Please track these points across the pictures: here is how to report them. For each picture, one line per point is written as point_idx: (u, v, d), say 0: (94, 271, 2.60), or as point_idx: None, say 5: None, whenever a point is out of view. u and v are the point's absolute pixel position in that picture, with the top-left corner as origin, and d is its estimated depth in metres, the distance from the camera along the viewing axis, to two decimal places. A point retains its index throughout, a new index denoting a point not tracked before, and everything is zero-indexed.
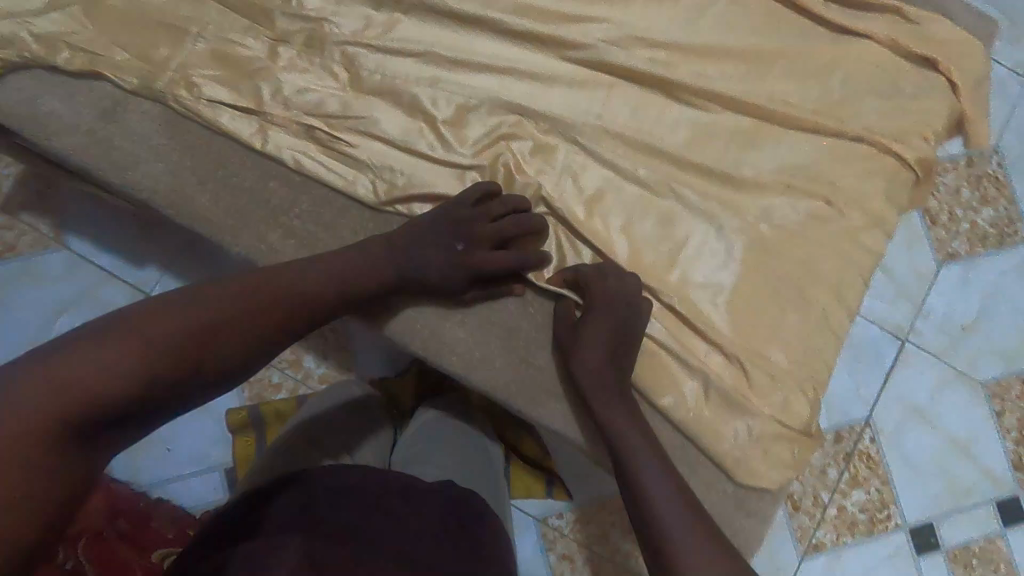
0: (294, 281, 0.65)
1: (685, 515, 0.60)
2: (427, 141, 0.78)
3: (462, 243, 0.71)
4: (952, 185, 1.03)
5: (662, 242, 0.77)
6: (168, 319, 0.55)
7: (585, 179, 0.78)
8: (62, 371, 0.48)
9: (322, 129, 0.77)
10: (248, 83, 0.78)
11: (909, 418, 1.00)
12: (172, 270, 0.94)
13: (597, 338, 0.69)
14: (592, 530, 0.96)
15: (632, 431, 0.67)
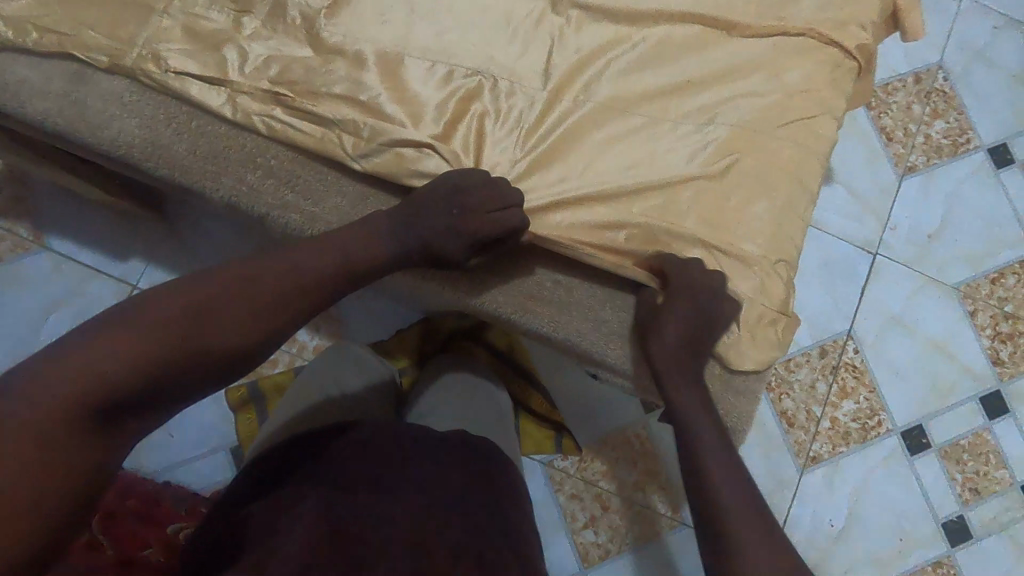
0: (313, 260, 0.58)
1: (746, 508, 0.51)
2: (390, 87, 0.66)
3: (456, 210, 0.61)
4: (903, 103, 1.12)
5: (641, 175, 0.66)
6: (171, 300, 0.51)
7: (555, 111, 0.67)
8: (82, 357, 0.46)
9: (288, 95, 0.64)
10: (214, 55, 0.65)
11: (889, 327, 1.06)
12: (159, 261, 0.97)
13: (669, 331, 0.60)
14: (598, 467, 0.99)
15: (710, 425, 0.57)
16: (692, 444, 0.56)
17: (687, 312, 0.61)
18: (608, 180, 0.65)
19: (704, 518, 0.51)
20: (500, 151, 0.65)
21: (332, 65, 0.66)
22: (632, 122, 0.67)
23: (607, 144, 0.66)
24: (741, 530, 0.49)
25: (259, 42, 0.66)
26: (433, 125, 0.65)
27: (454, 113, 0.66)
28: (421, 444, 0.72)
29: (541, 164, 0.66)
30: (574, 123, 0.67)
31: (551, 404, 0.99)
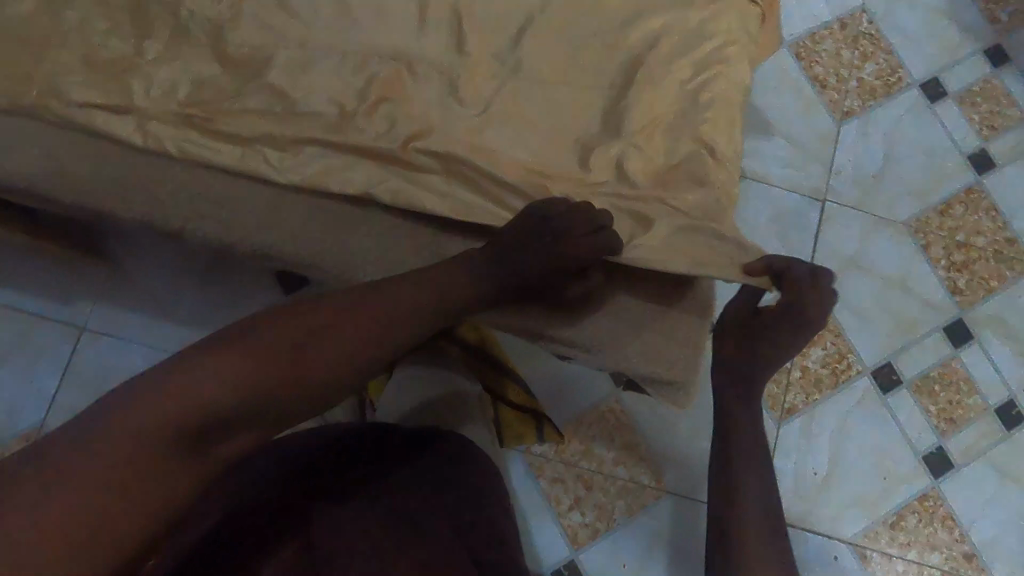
0: (411, 296, 0.55)
1: (759, 503, 0.55)
2: (298, 85, 0.63)
3: (551, 240, 0.56)
4: (832, 50, 1.13)
5: (566, 144, 0.65)
6: (271, 331, 0.50)
7: (471, 90, 0.66)
8: (182, 376, 0.45)
9: (197, 113, 0.60)
10: (107, 73, 0.62)
11: (847, 270, 1.06)
12: (104, 299, 0.95)
13: (771, 343, 0.59)
14: (576, 447, 0.98)
15: (754, 424, 0.59)
16: (730, 439, 0.58)
17: (792, 319, 0.58)
18: (537, 156, 0.65)
19: (719, 502, 0.56)
20: (421, 135, 0.62)
21: (234, 71, 0.64)
22: (548, 92, 0.66)
23: (528, 119, 0.65)
24: (753, 528, 0.54)
25: (154, 55, 0.64)
26: (348, 115, 0.63)
27: (373, 104, 0.63)
28: (454, 478, 0.72)
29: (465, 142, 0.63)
30: (490, 100, 0.66)
31: (530, 394, 0.96)
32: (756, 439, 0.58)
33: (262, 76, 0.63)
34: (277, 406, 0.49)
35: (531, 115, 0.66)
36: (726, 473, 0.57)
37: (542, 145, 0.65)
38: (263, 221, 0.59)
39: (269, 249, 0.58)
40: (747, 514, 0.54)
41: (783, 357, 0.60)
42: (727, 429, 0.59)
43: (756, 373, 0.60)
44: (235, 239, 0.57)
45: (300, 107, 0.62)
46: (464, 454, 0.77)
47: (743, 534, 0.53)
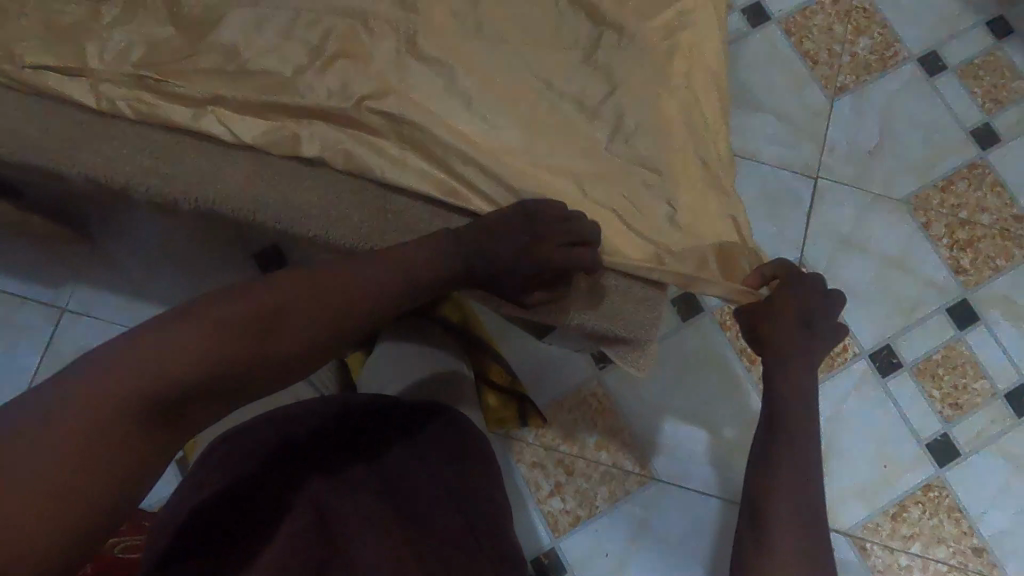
0: (378, 273, 0.52)
1: (801, 495, 0.50)
2: (233, 30, 0.57)
3: (518, 248, 0.53)
4: (824, 25, 1.10)
5: (531, 96, 0.57)
6: (232, 305, 0.47)
7: (423, 31, 0.58)
8: (139, 353, 0.42)
9: (149, 75, 0.56)
10: (30, 21, 0.57)
11: (841, 248, 1.02)
12: (85, 279, 0.96)
13: (799, 343, 0.55)
14: (556, 432, 0.95)
15: (809, 408, 0.54)
16: (779, 423, 0.53)
17: (794, 305, 0.56)
18: (506, 110, 0.57)
19: (754, 490, 0.51)
20: (375, 87, 0.56)
21: (166, 15, 0.58)
22: (517, 35, 0.59)
23: (495, 69, 0.57)
24: (786, 524, 0.49)
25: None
26: (285, 64, 0.56)
27: (327, 58, 0.56)
28: (454, 462, 0.68)
29: (415, 94, 0.57)
30: (452, 43, 0.58)
31: (510, 374, 0.93)
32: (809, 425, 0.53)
33: (200, 22, 0.57)
34: (239, 381, 0.46)
35: (500, 62, 0.58)
36: (769, 457, 0.52)
37: (506, 99, 0.57)
38: (207, 176, 0.55)
39: (213, 205, 0.55)
40: (783, 507, 0.49)
41: (809, 351, 0.55)
42: (775, 410, 0.54)
43: (784, 356, 0.55)
44: (179, 194, 0.55)
45: (233, 56, 0.56)
46: (468, 437, 0.72)
47: (773, 531, 0.48)
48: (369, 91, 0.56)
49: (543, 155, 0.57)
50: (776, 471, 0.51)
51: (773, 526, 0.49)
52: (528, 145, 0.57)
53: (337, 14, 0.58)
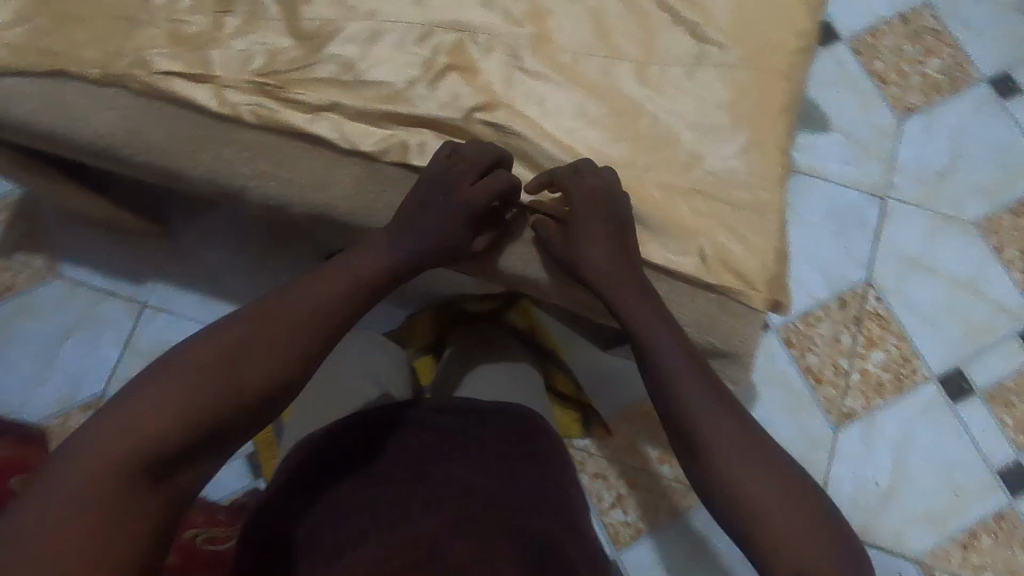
0: (329, 287, 0.51)
1: (740, 439, 0.46)
2: (348, 41, 0.59)
3: (444, 197, 0.54)
4: (893, 45, 1.09)
5: (636, 110, 0.58)
6: (197, 353, 0.45)
7: (531, 47, 0.59)
8: (114, 427, 0.40)
9: (271, 82, 0.58)
10: (156, 30, 0.59)
11: (910, 269, 1.01)
12: (165, 277, 0.99)
13: (625, 280, 0.53)
14: (619, 443, 0.95)
15: (690, 368, 0.49)
16: (682, 418, 0.48)
17: (595, 223, 0.53)
18: (610, 124, 0.58)
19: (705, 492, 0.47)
20: (485, 100, 0.57)
21: (283, 23, 0.59)
22: (624, 51, 0.59)
23: (599, 82, 0.59)
24: (754, 488, 0.44)
25: (203, 8, 0.60)
26: (398, 75, 0.58)
27: (439, 71, 0.58)
28: (457, 441, 0.71)
29: (522, 108, 0.58)
30: (559, 59, 0.59)
31: (575, 383, 0.93)
32: (708, 382, 0.49)
33: (316, 29, 0.59)
34: (231, 421, 0.44)
35: (603, 76, 0.59)
36: (693, 449, 0.47)
37: (611, 114, 0.58)
38: (319, 179, 0.57)
39: (325, 209, 0.58)
40: (741, 478, 0.45)
41: (642, 282, 0.53)
42: (669, 407, 0.49)
43: (644, 328, 0.52)
44: (292, 196, 0.58)
45: (348, 66, 0.58)
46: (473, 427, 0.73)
47: (747, 512, 0.44)
48: (481, 106, 0.57)
49: (647, 170, 0.57)
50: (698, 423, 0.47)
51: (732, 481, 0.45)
52: (633, 159, 0.58)
53: (448, 28, 0.59)
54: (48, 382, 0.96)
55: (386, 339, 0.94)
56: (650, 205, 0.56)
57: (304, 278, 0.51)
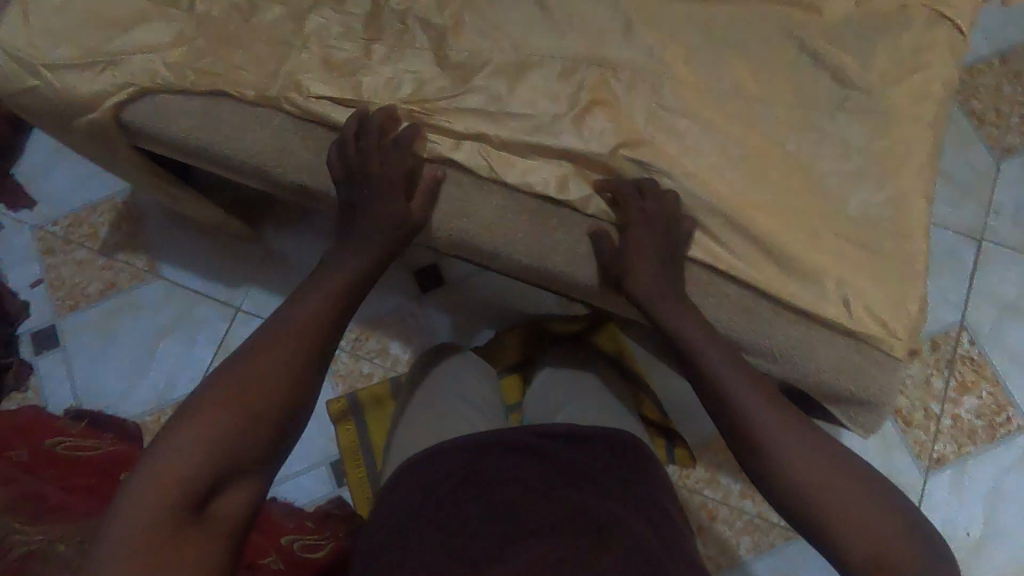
0: (320, 304, 0.53)
1: (816, 461, 0.47)
2: (493, 75, 0.61)
3: (366, 178, 0.57)
4: (992, 85, 1.08)
5: (775, 151, 0.59)
6: (216, 386, 0.47)
7: (670, 85, 0.61)
8: (153, 471, 0.43)
9: (420, 110, 0.60)
10: (310, 55, 0.62)
11: (1006, 314, 0.99)
12: (258, 283, 1.02)
13: (675, 302, 0.55)
14: (701, 474, 0.94)
15: (740, 377, 0.52)
16: (743, 423, 0.50)
17: (647, 242, 0.55)
18: (749, 164, 0.59)
19: (773, 492, 0.48)
20: (626, 136, 0.59)
21: (430, 56, 0.63)
22: (763, 93, 0.60)
23: (737, 122, 0.60)
24: (824, 483, 0.46)
25: (355, 38, 0.63)
26: (541, 109, 0.60)
27: (583, 106, 0.60)
28: (543, 467, 0.71)
29: (663, 144, 0.59)
30: (699, 98, 0.60)
31: (661, 411, 0.93)
32: (758, 387, 0.51)
33: (462, 63, 0.62)
34: (262, 441, 0.47)
35: (741, 116, 0.60)
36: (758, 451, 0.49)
37: (750, 154, 0.59)
38: (462, 204, 0.59)
39: (467, 235, 0.59)
40: (815, 484, 0.47)
41: (683, 301, 0.56)
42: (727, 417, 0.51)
43: (699, 347, 0.54)
44: (435, 221, 0.59)
45: (493, 98, 0.60)
46: (549, 444, 0.74)
47: (821, 506, 0.46)
48: (620, 141, 0.58)
49: (787, 211, 0.57)
50: (765, 448, 0.49)
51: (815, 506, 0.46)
52: (775, 199, 0.58)
53: (590, 65, 0.61)
54: (144, 377, 0.99)
55: (476, 357, 0.95)
56: (790, 246, 0.56)
57: (292, 301, 0.54)
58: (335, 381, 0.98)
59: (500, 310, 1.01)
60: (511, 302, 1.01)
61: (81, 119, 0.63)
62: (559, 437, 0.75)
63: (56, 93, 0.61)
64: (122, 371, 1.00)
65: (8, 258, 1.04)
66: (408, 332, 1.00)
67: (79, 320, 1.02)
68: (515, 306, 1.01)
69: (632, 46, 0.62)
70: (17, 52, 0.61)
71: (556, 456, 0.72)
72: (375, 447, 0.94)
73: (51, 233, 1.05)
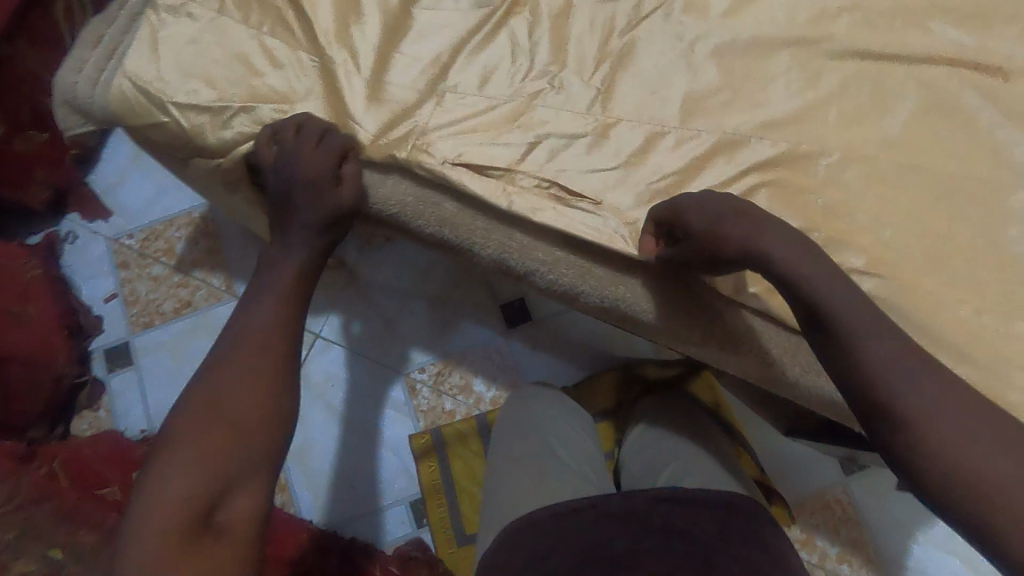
0: (275, 308, 0.50)
1: (1006, 461, 0.37)
2: (646, 137, 0.58)
3: (296, 172, 0.54)
4: None
5: (957, 227, 0.54)
6: (201, 407, 0.44)
7: (841, 153, 0.56)
8: (143, 503, 0.40)
9: (561, 184, 0.56)
10: (453, 107, 0.59)
11: None
12: (336, 308, 0.98)
13: (807, 263, 0.47)
14: (796, 535, 0.90)
15: (903, 349, 0.43)
16: (897, 401, 0.41)
17: (737, 210, 0.49)
18: (928, 240, 0.54)
19: (927, 479, 0.39)
20: (794, 210, 0.55)
21: (578, 112, 0.59)
22: (940, 165, 0.56)
23: (915, 194, 0.55)
24: (1003, 463, 0.37)
25: (497, 91, 0.60)
26: (701, 177, 0.56)
27: (745, 175, 0.56)
28: (640, 519, 0.65)
29: (835, 218, 0.55)
30: (871, 166, 0.56)
31: (759, 466, 0.89)
32: (926, 366, 0.42)
33: (613, 123, 0.59)
34: (252, 446, 0.43)
35: (919, 189, 0.55)
36: (907, 433, 0.40)
37: (930, 230, 0.54)
38: (622, 278, 0.55)
39: (622, 304, 0.56)
40: (1008, 487, 0.36)
41: (825, 270, 0.47)
42: (877, 390, 0.42)
43: (842, 314, 0.44)
44: (588, 287, 0.56)
45: (647, 162, 0.57)
46: (661, 504, 0.67)
47: (1010, 503, 0.36)
48: (787, 222, 0.55)
49: (974, 299, 0.53)
50: (943, 448, 0.39)
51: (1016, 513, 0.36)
52: (961, 282, 0.53)
53: (752, 127, 0.58)
54: None
55: (569, 399, 0.91)
56: (979, 342, 0.51)
57: (242, 310, 0.50)
58: (416, 416, 0.95)
59: (588, 352, 0.97)
60: (600, 344, 0.97)
61: (208, 160, 0.60)
62: (663, 498, 0.68)
63: (184, 131, 0.58)
64: None
65: (82, 270, 1.01)
66: (489, 369, 0.97)
67: (153, 338, 0.98)
68: (605, 348, 0.97)
69: (798, 108, 0.58)
70: (144, 85, 0.58)
71: (647, 507, 0.67)
72: (459, 485, 0.92)
73: (126, 247, 1.02)
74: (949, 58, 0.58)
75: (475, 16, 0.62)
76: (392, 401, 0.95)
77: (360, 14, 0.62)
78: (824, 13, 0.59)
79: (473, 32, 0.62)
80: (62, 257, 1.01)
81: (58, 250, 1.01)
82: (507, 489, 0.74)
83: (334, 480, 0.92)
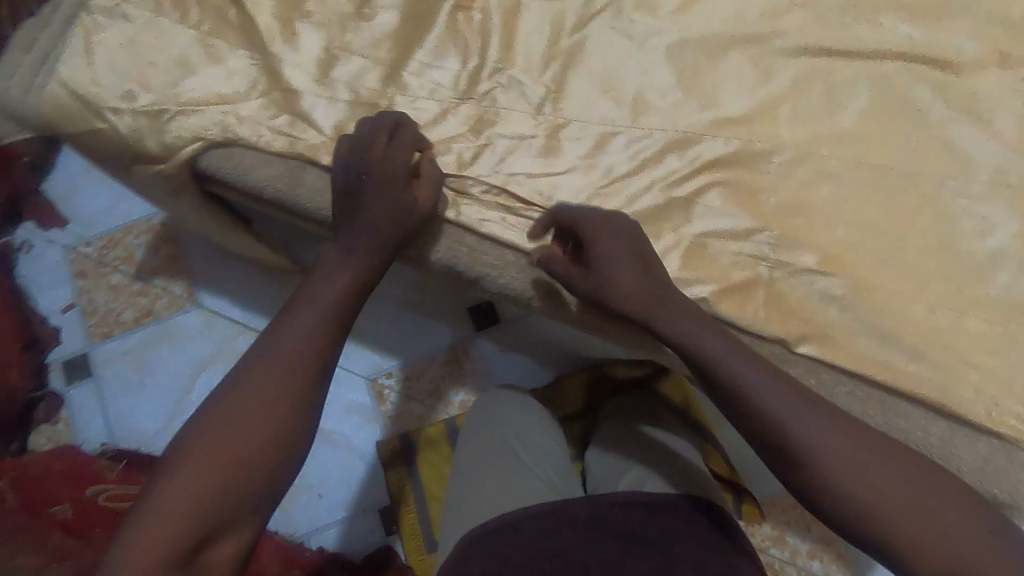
0: (312, 323, 0.48)
1: (891, 488, 0.42)
2: (595, 139, 0.57)
3: (370, 173, 0.50)
4: None
5: (908, 224, 0.54)
6: (203, 428, 0.43)
7: (791, 151, 0.56)
8: (140, 528, 0.39)
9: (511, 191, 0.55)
10: (399, 110, 0.58)
11: None
12: None
13: (690, 322, 0.47)
14: (767, 532, 0.90)
15: (787, 393, 0.44)
16: (797, 440, 0.43)
17: (621, 251, 0.48)
18: (879, 238, 0.54)
19: (824, 502, 0.43)
20: (743, 212, 0.55)
21: (526, 114, 0.58)
22: (890, 161, 0.55)
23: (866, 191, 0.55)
24: (892, 488, 0.42)
25: (444, 93, 0.59)
26: (650, 179, 0.56)
27: (694, 178, 0.56)
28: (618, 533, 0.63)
29: (786, 218, 0.54)
30: (822, 164, 0.55)
31: (729, 464, 0.88)
32: (816, 404, 0.45)
33: (562, 125, 0.58)
34: (257, 475, 0.43)
35: (870, 186, 0.55)
36: (807, 469, 0.43)
37: (882, 227, 0.54)
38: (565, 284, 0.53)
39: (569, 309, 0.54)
40: (889, 511, 0.41)
41: (700, 317, 0.47)
42: (776, 434, 0.44)
43: (731, 363, 0.45)
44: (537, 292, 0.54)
45: (596, 165, 0.56)
46: (622, 509, 0.67)
47: (893, 522, 0.41)
48: (737, 224, 0.55)
49: (928, 294, 0.52)
50: (836, 482, 0.42)
51: (894, 529, 0.41)
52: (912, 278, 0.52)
53: (701, 127, 0.57)
54: (178, 415, 0.93)
55: (535, 402, 0.90)
56: (931, 339, 0.51)
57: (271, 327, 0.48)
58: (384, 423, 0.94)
59: (557, 354, 0.97)
60: (568, 346, 0.96)
61: (147, 166, 0.57)
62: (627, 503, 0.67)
63: (119, 138, 0.56)
64: (156, 406, 0.93)
65: (38, 281, 0.98)
66: (458, 374, 0.95)
67: (114, 348, 0.96)
68: (574, 349, 0.97)
69: (747, 106, 0.57)
70: (76, 92, 0.56)
71: (623, 518, 0.66)
72: (428, 490, 0.91)
73: (82, 255, 0.99)
74: (898, 53, 0.57)
75: (422, 18, 0.61)
76: (359, 407, 0.94)
77: (302, 16, 0.60)
78: (772, 10, 0.59)
79: (418, 33, 0.61)
80: (16, 268, 0.98)
81: (13, 261, 0.98)
82: (468, 495, 0.73)
83: (302, 489, 0.92)
